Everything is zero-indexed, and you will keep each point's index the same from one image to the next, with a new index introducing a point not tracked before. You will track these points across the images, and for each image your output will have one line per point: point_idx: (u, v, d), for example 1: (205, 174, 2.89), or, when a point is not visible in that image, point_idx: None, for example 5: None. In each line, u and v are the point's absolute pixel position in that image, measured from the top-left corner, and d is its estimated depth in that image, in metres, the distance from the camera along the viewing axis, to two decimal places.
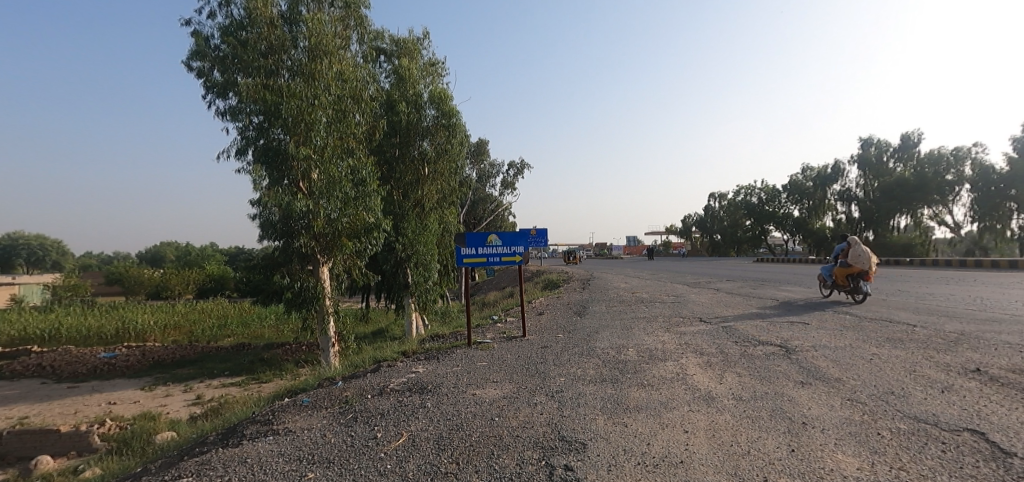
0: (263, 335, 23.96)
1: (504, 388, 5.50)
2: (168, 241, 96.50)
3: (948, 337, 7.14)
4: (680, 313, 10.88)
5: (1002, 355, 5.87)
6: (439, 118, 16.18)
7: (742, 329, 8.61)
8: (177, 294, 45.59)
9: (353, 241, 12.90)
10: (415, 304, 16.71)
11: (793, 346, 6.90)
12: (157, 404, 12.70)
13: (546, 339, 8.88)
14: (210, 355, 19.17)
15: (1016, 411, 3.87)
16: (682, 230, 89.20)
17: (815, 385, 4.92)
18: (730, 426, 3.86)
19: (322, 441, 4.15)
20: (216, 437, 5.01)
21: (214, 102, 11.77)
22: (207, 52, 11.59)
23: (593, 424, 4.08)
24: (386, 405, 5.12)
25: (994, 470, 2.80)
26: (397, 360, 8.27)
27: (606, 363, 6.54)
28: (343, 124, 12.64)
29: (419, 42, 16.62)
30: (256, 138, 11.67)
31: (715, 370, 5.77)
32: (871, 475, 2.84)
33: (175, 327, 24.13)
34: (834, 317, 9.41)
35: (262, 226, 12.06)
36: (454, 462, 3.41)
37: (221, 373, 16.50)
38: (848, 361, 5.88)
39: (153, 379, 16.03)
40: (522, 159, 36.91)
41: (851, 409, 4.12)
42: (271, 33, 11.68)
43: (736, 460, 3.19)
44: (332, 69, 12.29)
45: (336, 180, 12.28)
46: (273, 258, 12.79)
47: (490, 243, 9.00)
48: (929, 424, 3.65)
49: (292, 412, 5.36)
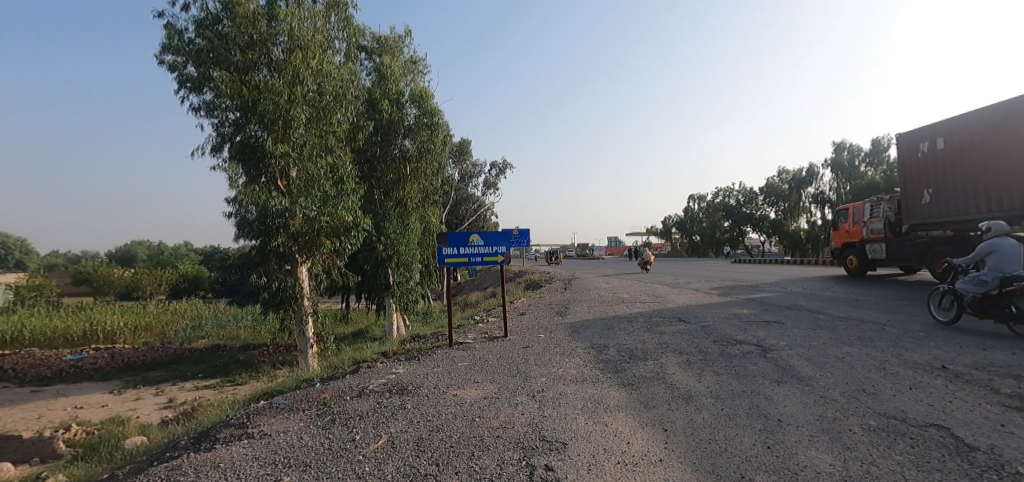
0: (240, 336, 23.46)
1: (486, 389, 5.49)
2: (140, 240, 93.83)
3: (917, 335, 7.36)
4: (660, 313, 11.06)
5: (966, 353, 6.09)
6: (421, 117, 16.08)
7: (720, 328, 8.74)
8: (148, 295, 44.07)
9: (332, 240, 12.76)
10: (396, 304, 16.68)
11: (769, 344, 7.06)
12: (127, 408, 12.32)
13: (528, 338, 8.91)
14: (183, 357, 18.64)
15: (979, 407, 4.02)
16: (662, 232, 90.51)
17: (790, 383, 5.02)
18: (709, 425, 3.91)
19: (298, 444, 4.06)
20: (188, 441, 4.87)
21: (188, 97, 11.47)
22: (181, 45, 11.23)
23: (575, 424, 4.10)
24: (365, 407, 5.04)
25: (959, 464, 2.90)
26: (377, 361, 8.18)
27: (588, 363, 6.55)
28: (323, 122, 12.42)
29: (400, 40, 16.45)
30: (233, 134, 11.48)
31: (694, 369, 5.84)
32: (843, 470, 2.92)
33: (146, 329, 23.72)
34: (808, 315, 9.69)
35: (238, 224, 11.89)
36: (434, 464, 3.37)
37: (195, 375, 16.08)
38: (821, 359, 6.02)
39: (122, 382, 15.53)
40: (504, 159, 36.76)
41: (824, 406, 4.23)
42: (249, 27, 11.38)
43: (715, 457, 3.24)
44: (312, 65, 12.04)
45: (315, 178, 12.13)
46: (250, 258, 12.55)
47: (472, 243, 8.95)
48: (898, 420, 3.76)
49: (268, 415, 5.22)
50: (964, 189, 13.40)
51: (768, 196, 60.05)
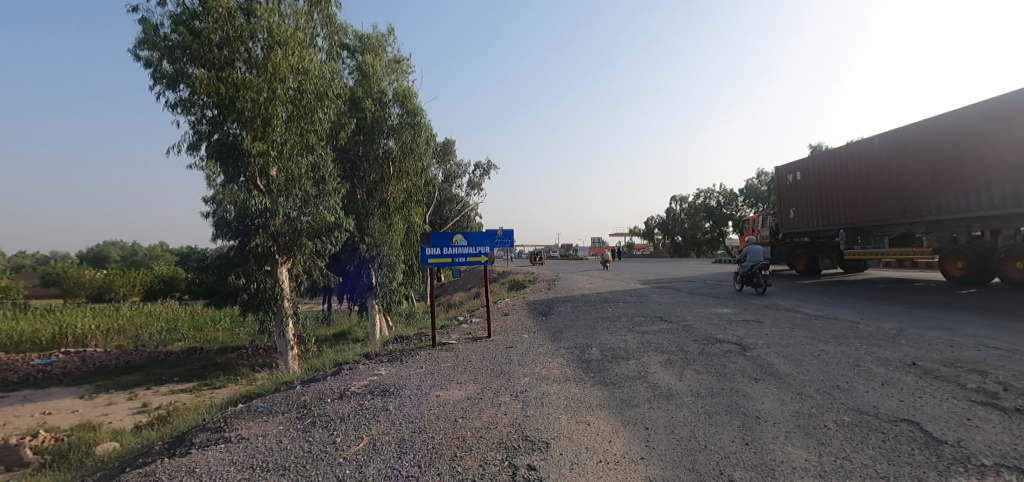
0: (218, 339, 22.97)
1: (468, 389, 5.47)
2: (113, 241, 91.19)
3: (888, 333, 7.57)
4: (642, 313, 11.15)
5: (936, 350, 6.27)
6: (404, 116, 15.98)
7: (701, 327, 8.87)
8: (122, 297, 42.80)
9: (313, 241, 12.58)
10: (379, 305, 16.61)
11: (748, 343, 7.18)
12: (99, 413, 11.97)
13: (511, 339, 8.91)
14: (158, 361, 18.16)
15: (947, 402, 4.14)
16: (645, 233, 91.49)
17: (768, 381, 5.11)
18: (688, 422, 3.97)
19: (277, 448, 4.00)
20: (163, 446, 4.76)
21: (164, 93, 11.19)
22: (156, 41, 10.93)
23: (557, 423, 4.11)
24: (347, 409, 4.98)
25: (927, 457, 2.99)
26: (359, 362, 8.10)
27: (571, 363, 6.59)
28: (304, 121, 12.21)
29: (383, 39, 16.31)
30: (210, 133, 11.28)
31: (675, 368, 5.91)
32: (818, 465, 2.98)
33: (120, 332, 22.98)
34: (786, 315, 9.88)
35: (215, 224, 11.66)
36: (416, 466, 3.35)
37: (170, 379, 15.70)
38: (798, 357, 6.16)
39: (93, 387, 15.08)
40: (489, 160, 36.66)
41: (800, 403, 4.32)
42: (225, 23, 11.07)
43: (694, 454, 3.29)
44: (292, 63, 11.81)
45: (295, 178, 12.00)
46: (228, 258, 12.28)
47: (455, 243, 8.92)
48: (870, 416, 3.87)
49: (246, 418, 5.13)
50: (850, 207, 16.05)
51: (748, 198, 61.18)
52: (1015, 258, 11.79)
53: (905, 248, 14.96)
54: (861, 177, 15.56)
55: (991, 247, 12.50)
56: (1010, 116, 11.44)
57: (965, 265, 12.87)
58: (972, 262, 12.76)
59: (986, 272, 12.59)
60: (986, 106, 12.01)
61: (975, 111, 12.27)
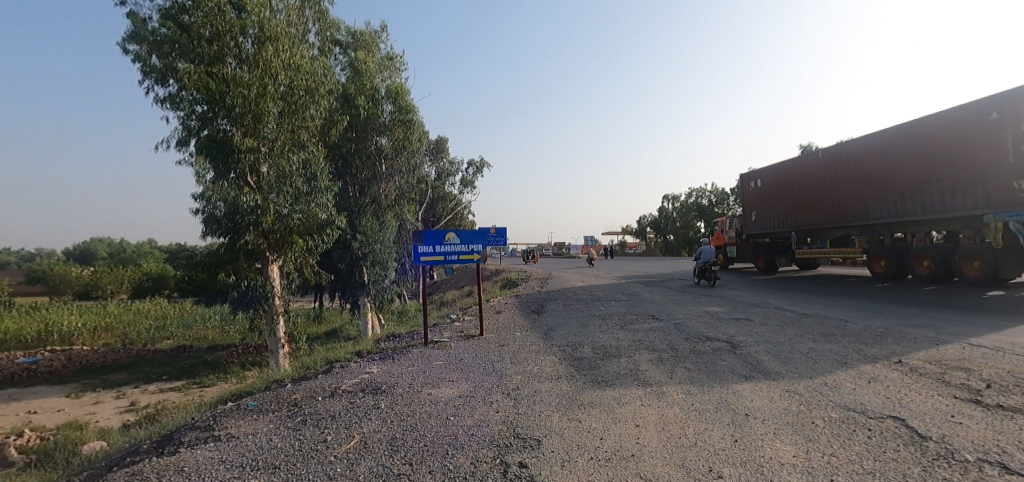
0: (207, 337, 22.76)
1: (460, 387, 5.47)
2: (100, 238, 90.00)
3: (876, 331, 7.68)
4: (634, 311, 11.20)
5: (922, 347, 6.36)
6: (397, 113, 15.90)
7: (692, 325, 8.94)
8: (109, 295, 42.28)
9: (304, 239, 12.37)
10: (371, 303, 16.57)
11: (738, 341, 7.24)
12: (86, 412, 11.82)
13: (503, 337, 8.92)
14: (146, 359, 17.96)
15: (931, 399, 4.21)
16: (637, 232, 91.85)
17: (757, 378, 5.17)
18: (679, 420, 4.00)
19: (267, 446, 3.98)
20: (151, 445, 4.71)
21: (152, 88, 11.06)
22: (145, 35, 10.80)
23: (548, 421, 4.12)
24: (338, 408, 4.96)
25: (912, 453, 3.04)
26: (350, 360, 8.08)
27: (563, 361, 6.60)
28: (295, 117, 12.12)
29: (376, 35, 16.22)
30: (200, 129, 11.19)
31: (666, 366, 5.95)
32: (805, 461, 3.01)
33: (107, 330, 22.69)
34: (775, 313, 9.99)
35: (204, 222, 11.38)
36: (407, 464, 3.34)
37: (159, 377, 15.55)
38: (787, 355, 6.22)
39: (80, 386, 14.89)
40: (482, 158, 36.57)
41: (789, 400, 4.36)
42: (215, 18, 10.92)
43: (684, 451, 3.31)
44: (284, 59, 11.70)
45: (287, 175, 12.04)
46: (217, 255, 12.06)
47: (448, 241, 8.89)
48: (857, 412, 3.92)
49: (236, 417, 5.10)
50: (817, 211, 17.62)
51: None
52: (923, 257, 14.18)
53: (841, 248, 17.26)
54: (825, 184, 17.16)
55: (907, 246, 14.91)
56: (975, 124, 12.32)
57: (886, 263, 15.31)
58: (892, 260, 15.20)
59: (904, 267, 15.01)
60: (958, 111, 12.74)
61: (931, 123, 13.46)
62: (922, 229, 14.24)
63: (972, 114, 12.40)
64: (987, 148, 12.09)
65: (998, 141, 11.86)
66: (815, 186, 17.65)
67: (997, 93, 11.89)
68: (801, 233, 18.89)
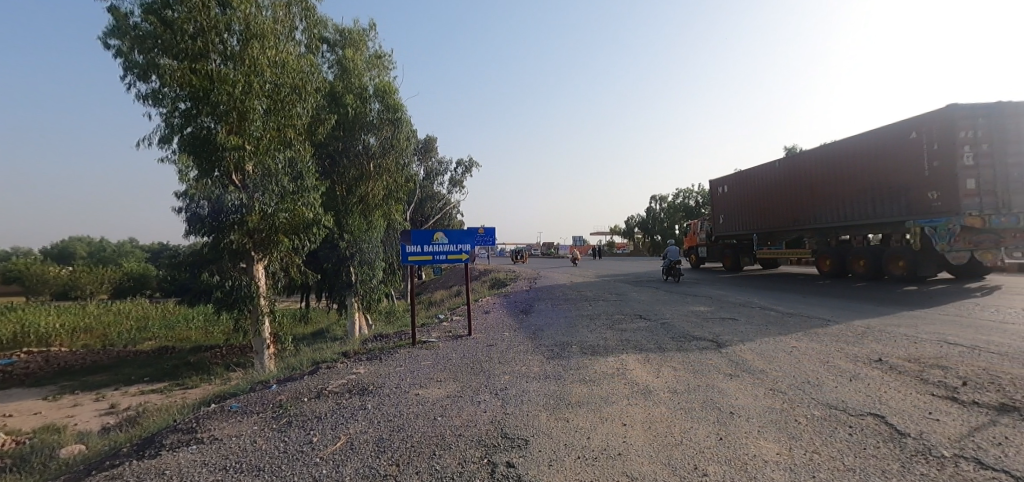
0: (190, 338, 22.38)
1: (448, 388, 5.45)
2: (79, 236, 88.06)
3: (857, 330, 7.82)
4: (622, 311, 11.28)
5: (902, 346, 6.49)
6: (384, 112, 15.78)
7: (679, 325, 9.02)
8: (88, 295, 41.37)
9: (290, 238, 12.28)
10: (358, 303, 16.44)
11: (724, 340, 7.32)
12: (64, 415, 11.55)
13: (492, 337, 8.92)
14: (127, 361, 17.60)
15: (910, 396, 4.30)
16: (625, 232, 92.40)
17: (742, 377, 5.23)
18: (665, 418, 4.03)
19: (251, 448, 3.93)
20: (131, 448, 4.63)
21: (134, 84, 10.86)
22: (126, 30, 10.60)
23: (536, 421, 4.12)
24: (324, 409, 4.91)
25: (891, 449, 3.10)
26: (337, 361, 8.00)
27: (551, 360, 6.63)
28: (281, 115, 11.97)
29: (365, 33, 16.08)
30: (183, 126, 11.02)
31: (653, 365, 5.99)
32: (789, 459, 3.06)
33: (86, 331, 22.19)
34: (760, 312, 10.12)
35: (188, 221, 11.53)
36: (394, 464, 3.33)
37: (140, 379, 15.25)
38: (772, 354, 6.31)
39: (58, 388, 14.53)
40: (471, 158, 36.50)
41: (772, 398, 4.43)
42: (199, 14, 10.73)
43: (670, 450, 3.34)
44: (269, 56, 11.54)
45: (273, 174, 11.83)
46: (201, 254, 12.05)
47: (436, 241, 8.86)
48: (839, 410, 3.99)
49: (219, 418, 5.02)
50: (774, 215, 19.17)
51: None
52: (859, 257, 15.54)
53: (797, 249, 18.89)
54: (782, 191, 18.70)
55: (848, 248, 16.33)
56: (901, 142, 13.85)
57: (830, 262, 16.75)
58: (835, 260, 16.59)
59: (845, 266, 16.39)
60: (889, 129, 14.25)
61: (868, 139, 14.98)
62: (862, 233, 15.69)
63: (900, 133, 13.87)
64: (911, 164, 13.59)
65: (917, 157, 13.40)
66: (775, 192, 19.08)
67: (918, 116, 13.41)
68: (761, 236, 20.54)
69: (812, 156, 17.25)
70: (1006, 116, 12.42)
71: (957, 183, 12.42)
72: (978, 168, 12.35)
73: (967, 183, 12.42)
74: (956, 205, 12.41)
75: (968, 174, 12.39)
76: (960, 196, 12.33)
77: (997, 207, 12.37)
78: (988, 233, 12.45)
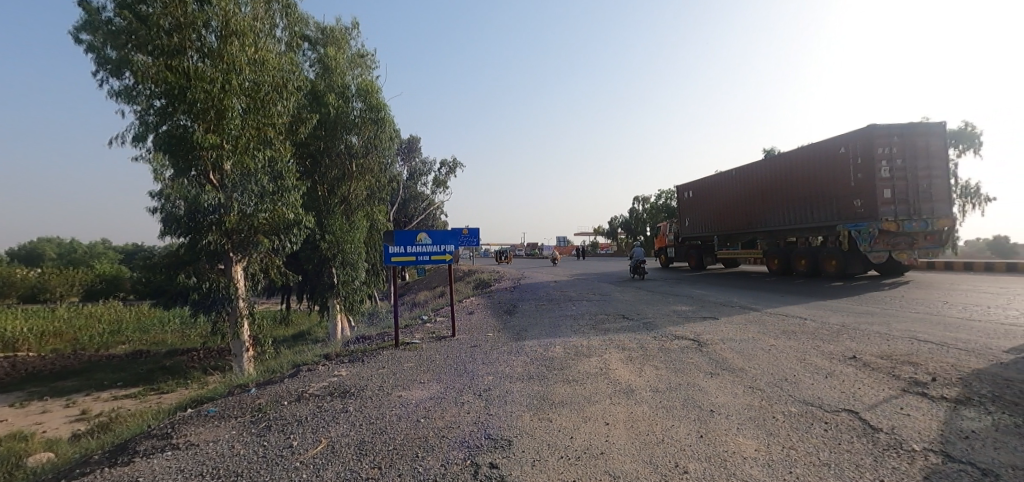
0: (166, 341, 21.83)
1: (430, 389, 5.42)
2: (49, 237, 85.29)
3: (833, 328, 8.02)
4: (605, 311, 11.36)
5: (875, 344, 6.67)
6: (367, 112, 15.60)
7: (661, 324, 9.12)
8: (58, 297, 40.13)
9: (270, 238, 12.14)
10: (340, 305, 16.24)
11: (704, 339, 7.42)
12: (32, 422, 11.15)
13: (475, 338, 8.91)
14: (99, 366, 17.09)
15: (883, 392, 4.42)
16: (608, 233, 93.12)
17: (722, 375, 5.31)
18: (647, 417, 4.07)
19: (229, 453, 3.85)
20: (103, 455, 4.50)
21: (106, 80, 10.58)
22: (98, 25, 10.34)
23: (520, 421, 4.13)
24: (304, 412, 4.84)
25: (865, 444, 3.18)
26: (318, 363, 7.89)
27: (534, 361, 6.65)
28: (260, 114, 11.73)
29: (347, 32, 15.91)
30: (158, 124, 10.79)
31: (635, 364, 6.05)
32: (766, 455, 3.12)
33: (56, 335, 21.50)
34: (740, 311, 10.29)
35: (163, 221, 11.16)
36: (376, 468, 3.29)
37: (113, 384, 14.82)
38: (751, 352, 6.43)
39: (25, 394, 14.04)
40: (454, 158, 36.39)
41: (751, 396, 4.51)
42: (175, 9, 10.48)
43: (652, 448, 3.37)
44: (248, 54, 11.32)
45: (251, 173, 11.57)
46: (177, 256, 11.65)
47: (419, 241, 8.80)
48: (815, 407, 4.08)
49: (196, 423, 4.91)
50: (728, 220, 20.14)
51: None
52: (800, 257, 16.53)
53: (752, 250, 19.63)
54: (735, 198, 19.68)
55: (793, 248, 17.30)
56: (832, 155, 14.93)
57: (778, 261, 17.65)
58: (781, 259, 17.54)
59: (791, 265, 17.33)
60: (823, 143, 15.29)
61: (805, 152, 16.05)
62: (805, 235, 16.67)
63: (830, 148, 14.96)
64: (840, 175, 14.65)
65: (844, 168, 14.50)
66: (730, 197, 19.98)
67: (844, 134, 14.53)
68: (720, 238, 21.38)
69: (761, 164, 18.19)
70: (917, 134, 13.66)
71: (875, 194, 13.53)
72: (893, 180, 13.52)
73: (884, 193, 13.55)
74: (874, 211, 13.52)
75: (885, 185, 13.55)
76: (877, 204, 13.47)
77: (909, 212, 13.59)
78: (902, 234, 13.67)
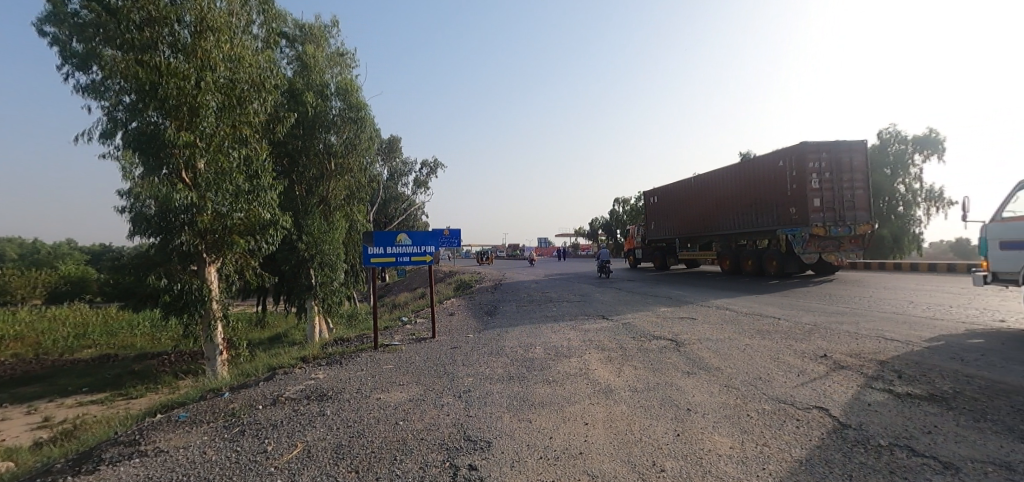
0: (135, 345, 21.14)
1: (409, 391, 5.37)
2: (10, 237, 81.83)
3: (805, 327, 8.23)
4: (585, 312, 11.44)
5: (846, 342, 6.87)
6: (346, 111, 15.38)
7: (640, 325, 9.23)
8: (20, 300, 38.50)
9: (245, 239, 11.86)
10: (318, 306, 15.99)
11: (682, 339, 7.54)
12: None
13: (455, 339, 8.87)
14: (64, 371, 16.44)
15: (851, 389, 4.56)
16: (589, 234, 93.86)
17: (698, 374, 5.40)
18: (625, 417, 4.12)
19: (200, 459, 3.75)
20: (67, 463, 4.33)
21: (73, 74, 10.23)
22: (65, 18, 10.01)
23: (499, 422, 4.13)
24: (280, 416, 4.74)
25: (834, 440, 3.28)
26: (294, 366, 7.75)
27: (515, 361, 6.65)
28: (236, 112, 11.46)
29: (326, 30, 15.69)
30: (127, 121, 10.47)
31: (614, 364, 6.11)
32: (741, 452, 3.18)
33: (17, 339, 20.62)
34: (716, 312, 10.48)
35: (132, 221, 10.83)
36: (353, 471, 3.24)
37: (78, 390, 14.28)
38: (726, 351, 6.55)
39: None
40: (436, 158, 36.21)
41: (726, 394, 4.60)
42: (147, 2, 10.17)
43: (630, 447, 3.41)
44: (223, 50, 11.03)
45: (226, 172, 11.29)
46: (148, 257, 11.43)
47: (399, 242, 8.71)
48: (787, 404, 4.18)
49: (166, 429, 4.77)
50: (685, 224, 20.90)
51: None
52: (746, 258, 17.26)
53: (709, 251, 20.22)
54: (690, 203, 20.41)
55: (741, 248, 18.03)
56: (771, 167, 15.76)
57: (728, 262, 18.32)
58: (731, 259, 18.23)
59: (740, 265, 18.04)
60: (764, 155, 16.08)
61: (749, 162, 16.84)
62: (751, 238, 17.43)
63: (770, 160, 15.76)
64: (777, 185, 15.49)
65: (782, 179, 15.33)
66: (686, 202, 20.70)
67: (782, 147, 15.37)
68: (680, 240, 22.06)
69: (713, 173, 18.92)
70: (845, 150, 14.62)
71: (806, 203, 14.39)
72: (822, 191, 14.41)
73: (814, 202, 14.43)
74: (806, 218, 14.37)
75: (815, 194, 14.43)
76: (808, 211, 14.33)
77: (835, 219, 14.57)
78: (829, 238, 14.61)
